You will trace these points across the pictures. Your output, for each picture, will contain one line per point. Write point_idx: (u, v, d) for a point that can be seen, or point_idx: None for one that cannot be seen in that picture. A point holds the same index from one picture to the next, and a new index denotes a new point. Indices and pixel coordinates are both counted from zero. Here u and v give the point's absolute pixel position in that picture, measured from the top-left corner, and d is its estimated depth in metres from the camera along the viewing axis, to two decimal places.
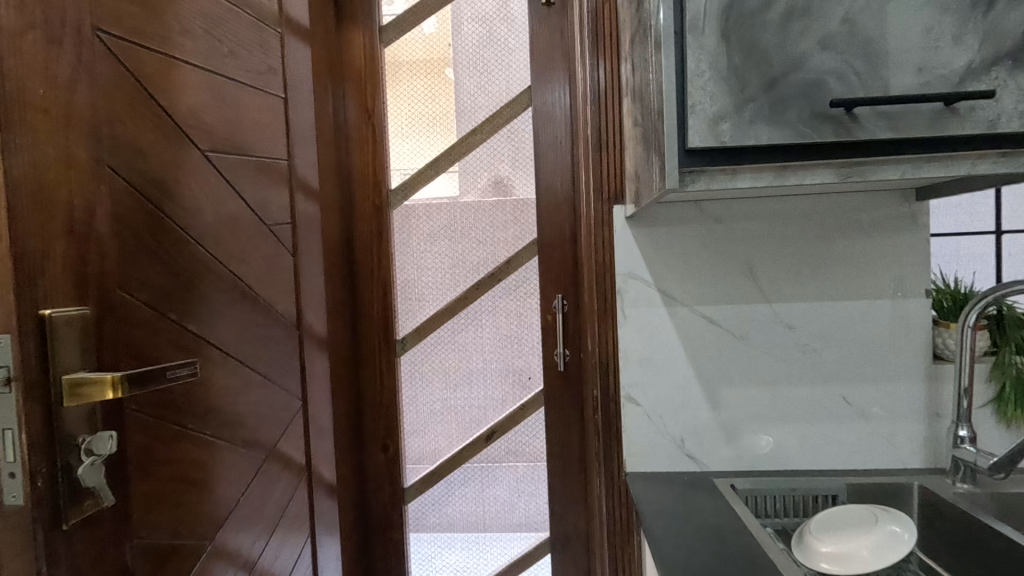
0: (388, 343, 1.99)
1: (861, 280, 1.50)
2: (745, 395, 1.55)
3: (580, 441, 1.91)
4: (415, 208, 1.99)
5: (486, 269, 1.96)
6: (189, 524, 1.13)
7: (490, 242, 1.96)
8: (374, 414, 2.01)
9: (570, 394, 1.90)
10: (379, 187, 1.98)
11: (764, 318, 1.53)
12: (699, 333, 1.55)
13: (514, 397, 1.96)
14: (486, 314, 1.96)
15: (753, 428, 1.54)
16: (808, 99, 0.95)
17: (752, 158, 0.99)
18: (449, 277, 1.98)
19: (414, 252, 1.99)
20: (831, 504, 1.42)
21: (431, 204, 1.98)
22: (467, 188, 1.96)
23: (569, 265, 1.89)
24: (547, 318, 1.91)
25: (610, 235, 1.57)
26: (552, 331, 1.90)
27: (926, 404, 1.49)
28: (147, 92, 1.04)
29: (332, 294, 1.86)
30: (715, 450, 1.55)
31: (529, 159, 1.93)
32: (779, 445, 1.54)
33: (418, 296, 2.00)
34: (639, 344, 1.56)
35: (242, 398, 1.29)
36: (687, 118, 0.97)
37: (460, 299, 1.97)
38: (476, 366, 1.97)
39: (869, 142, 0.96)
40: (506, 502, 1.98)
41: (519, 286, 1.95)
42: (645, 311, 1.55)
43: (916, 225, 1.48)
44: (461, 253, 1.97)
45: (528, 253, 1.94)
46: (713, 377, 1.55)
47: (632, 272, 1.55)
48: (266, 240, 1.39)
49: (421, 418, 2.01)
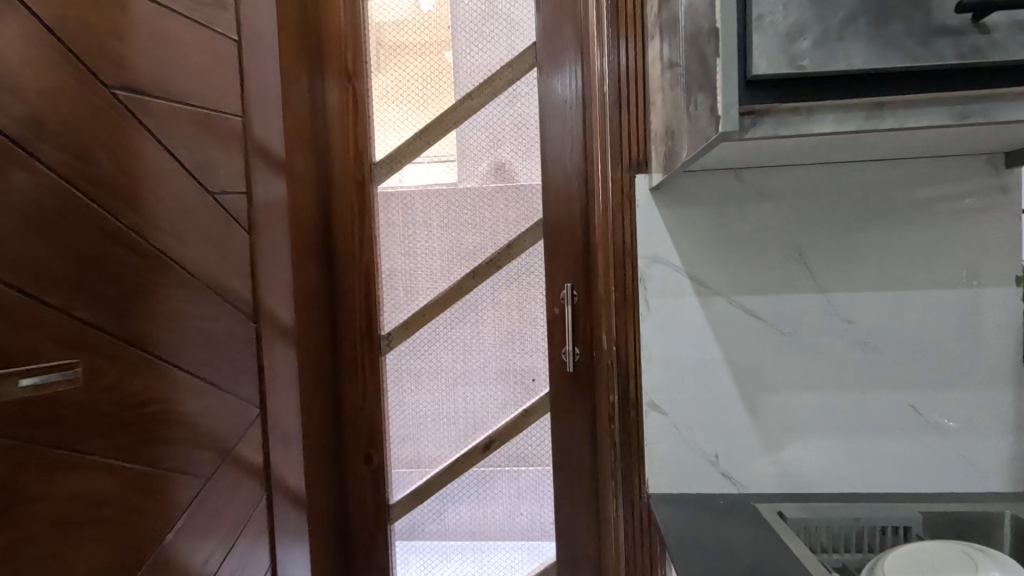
0: (372, 341, 1.74)
1: (936, 265, 1.24)
2: (793, 403, 1.29)
3: (591, 453, 1.67)
4: (403, 186, 1.73)
5: (484, 255, 1.71)
6: (121, 549, 1.04)
7: (489, 225, 1.70)
8: (355, 420, 1.76)
9: (580, 398, 1.66)
10: (360, 161, 1.72)
11: (816, 311, 1.27)
12: (737, 329, 1.29)
13: (516, 401, 1.71)
14: (484, 308, 1.71)
15: (801, 442, 1.29)
16: (920, 5, 0.69)
17: (837, 92, 0.74)
18: (442, 265, 1.73)
19: (401, 237, 1.74)
20: (902, 537, 1.16)
21: (421, 183, 1.73)
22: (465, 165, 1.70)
23: (579, 251, 1.64)
24: (554, 312, 1.66)
25: (631, 213, 1.30)
26: (559, 327, 1.66)
27: (1014, 416, 1.23)
28: (59, 49, 0.94)
29: (304, 285, 1.61)
30: (756, 468, 1.30)
31: (533, 128, 1.66)
32: (833, 463, 1.28)
33: (406, 288, 1.74)
34: (665, 342, 1.30)
35: (169, 402, 1.14)
36: (751, 35, 0.71)
37: (454, 290, 1.72)
38: (473, 368, 1.72)
39: (1002, 67, 0.71)
40: (509, 507, 1.73)
41: (522, 274, 1.69)
42: (671, 302, 1.29)
43: (1006, 199, 1.21)
44: (455, 238, 1.72)
45: (532, 236, 1.69)
46: (754, 382, 1.29)
47: (656, 256, 1.30)
48: (205, 213, 1.24)
49: (409, 424, 1.76)
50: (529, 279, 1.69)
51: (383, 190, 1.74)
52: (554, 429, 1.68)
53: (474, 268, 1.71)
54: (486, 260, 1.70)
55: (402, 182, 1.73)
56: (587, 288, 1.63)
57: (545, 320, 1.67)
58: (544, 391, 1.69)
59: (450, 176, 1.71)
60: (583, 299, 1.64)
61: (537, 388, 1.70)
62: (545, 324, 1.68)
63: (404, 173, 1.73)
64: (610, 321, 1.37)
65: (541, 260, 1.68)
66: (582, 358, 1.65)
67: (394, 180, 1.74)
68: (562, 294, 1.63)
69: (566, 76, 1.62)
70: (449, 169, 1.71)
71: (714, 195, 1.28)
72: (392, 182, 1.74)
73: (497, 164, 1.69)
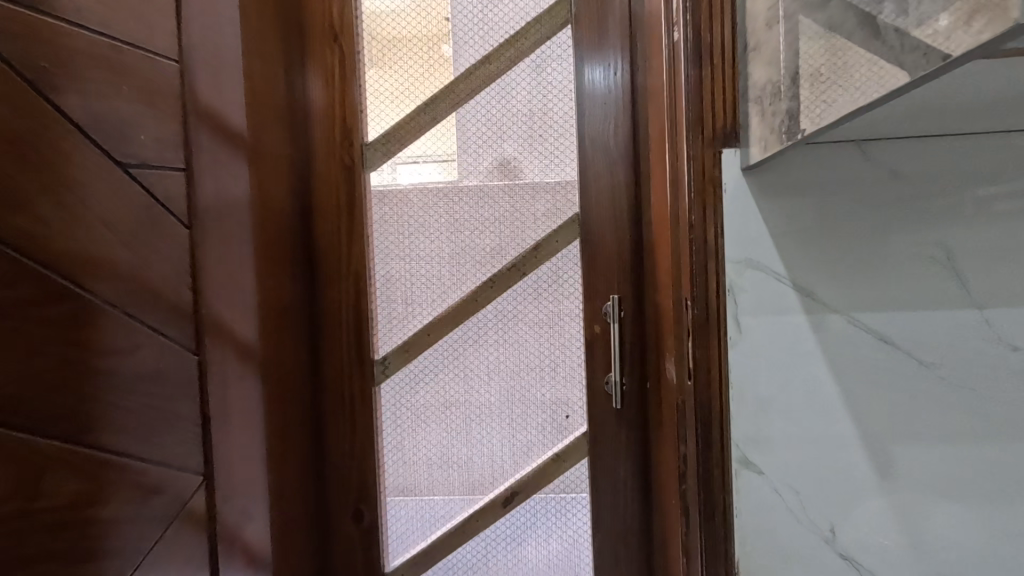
0: (363, 368, 1.38)
1: None
2: (938, 461, 0.95)
3: (646, 504, 1.33)
4: (401, 173, 1.38)
5: (505, 260, 1.36)
6: None
7: (511, 223, 1.36)
8: (342, 467, 1.40)
9: (627, 439, 1.32)
10: (348, 143, 1.37)
11: (971, 335, 0.93)
12: (861, 358, 0.95)
13: (545, 443, 1.36)
14: (505, 326, 1.36)
15: (950, 514, 0.95)
16: None
17: None
18: (451, 273, 1.38)
19: (400, 237, 1.38)
20: None
21: (424, 170, 1.37)
22: (482, 148, 1.36)
23: (625, 253, 1.31)
24: (595, 330, 1.32)
25: (716, 201, 0.96)
26: (602, 349, 1.32)
27: None
28: None
29: (275, 298, 1.25)
30: (888, 548, 0.96)
31: (566, 102, 1.34)
32: (993, 542, 0.95)
33: (407, 301, 1.39)
34: (762, 377, 0.97)
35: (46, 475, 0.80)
36: None
37: (467, 303, 1.37)
38: (491, 401, 1.37)
39: None
40: (528, 545, 1.38)
41: (552, 283, 1.35)
42: (771, 322, 0.96)
43: None
44: (467, 238, 1.37)
45: (566, 235, 1.35)
46: (886, 431, 0.95)
47: (751, 259, 0.96)
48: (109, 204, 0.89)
49: (411, 472, 1.41)
50: (561, 290, 1.34)
51: (378, 179, 1.38)
52: (596, 477, 1.33)
53: (493, 276, 1.36)
54: (507, 266, 1.36)
55: (400, 168, 1.38)
56: (636, 300, 1.31)
57: (584, 340, 1.33)
58: (582, 429, 1.35)
59: (461, 160, 1.36)
60: (632, 313, 1.31)
61: (573, 425, 1.35)
62: (583, 345, 1.33)
63: (402, 158, 1.38)
64: (683, 346, 1.03)
65: (577, 266, 1.34)
66: (630, 387, 1.31)
67: (390, 166, 1.38)
68: (606, 307, 1.30)
69: (608, 37, 1.32)
70: (460, 152, 1.36)
71: (825, 176, 0.95)
72: (388, 170, 1.38)
73: (520, 147, 1.35)
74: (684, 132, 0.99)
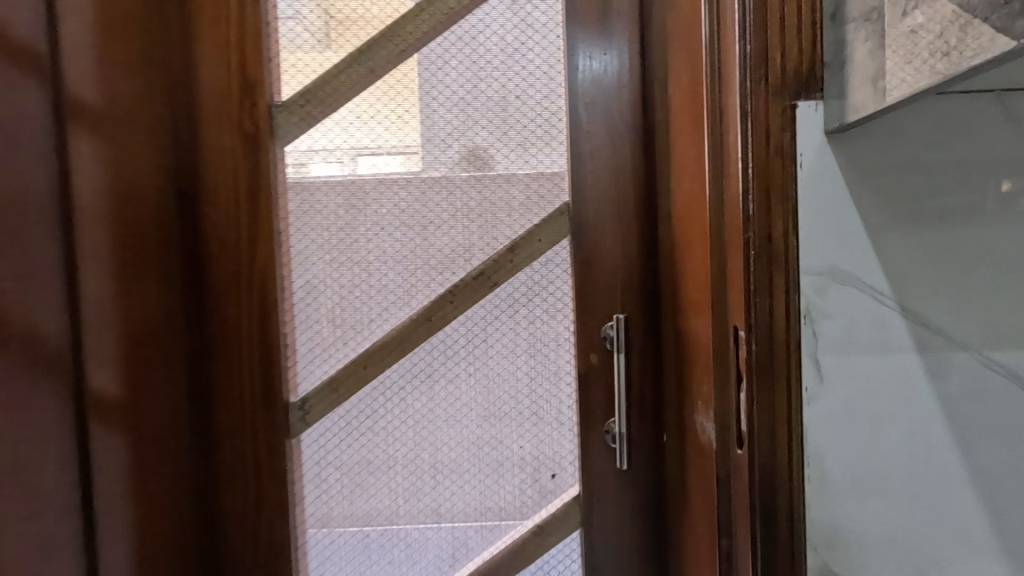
0: (272, 413, 1.00)
1: None
2: None
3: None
4: (331, 156, 1.00)
5: (470, 265, 1.01)
6: None
7: (478, 213, 1.01)
8: (246, 550, 1.02)
9: (631, 502, 1.00)
10: (249, 102, 0.99)
11: None
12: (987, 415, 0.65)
13: (524, 510, 1.02)
14: (471, 356, 1.01)
15: None
16: None
17: None
18: (398, 283, 1.01)
19: (326, 235, 1.01)
20: None
21: (361, 148, 1.00)
22: (446, 117, 1.00)
23: (636, 254, 1.00)
24: (593, 360, 0.99)
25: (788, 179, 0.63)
26: (605, 381, 0.99)
27: None
28: None
29: (134, 321, 0.87)
30: None
31: (550, 54, 1.00)
32: None
33: (337, 322, 1.02)
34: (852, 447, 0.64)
35: None
36: None
37: (419, 323, 1.01)
38: (452, 456, 1.02)
39: None
40: None
41: (532, 298, 1.01)
42: (866, 363, 0.64)
43: None
44: (419, 235, 1.01)
45: (553, 232, 1.00)
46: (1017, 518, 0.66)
47: (837, 270, 0.64)
48: None
49: (343, 553, 1.03)
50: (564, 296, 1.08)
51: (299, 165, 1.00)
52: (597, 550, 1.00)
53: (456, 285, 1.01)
54: (474, 274, 1.00)
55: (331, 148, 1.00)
56: (647, 318, 0.99)
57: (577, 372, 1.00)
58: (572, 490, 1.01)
59: (409, 131, 1.00)
60: (644, 335, 0.99)
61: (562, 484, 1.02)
62: (578, 380, 1.00)
63: (332, 132, 1.00)
64: (728, 396, 0.70)
65: (569, 274, 1.00)
66: (639, 431, 0.99)
67: (315, 147, 1.00)
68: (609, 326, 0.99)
69: None
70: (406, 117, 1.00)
71: (943, 144, 0.64)
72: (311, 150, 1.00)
73: (491, 112, 1.00)
74: (733, 77, 0.66)
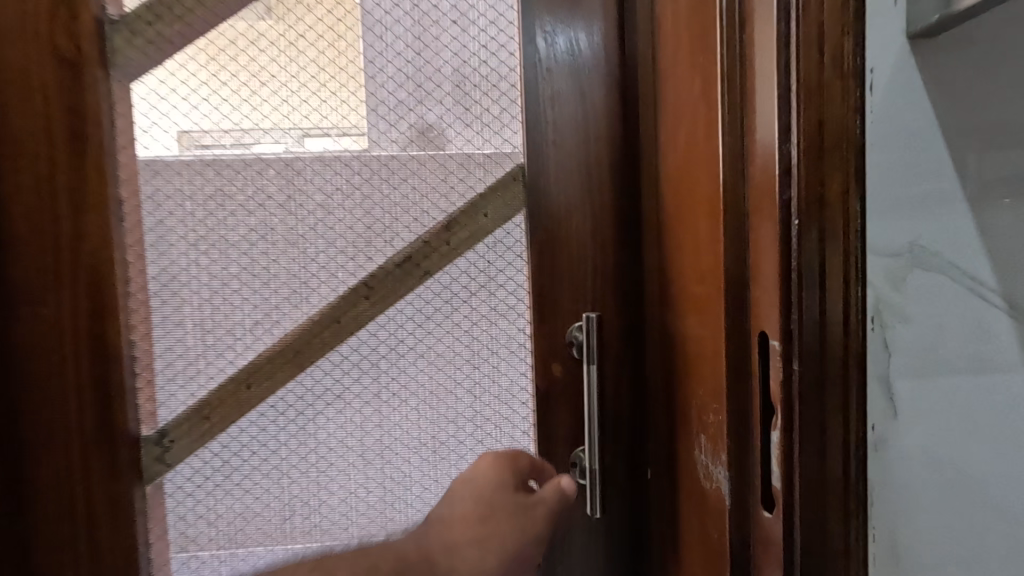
0: (112, 452, 0.72)
1: None
2: None
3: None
4: (266, 131, 0.73)
5: (391, 247, 0.75)
6: None
7: (402, 177, 0.75)
8: None
9: (604, 551, 0.78)
10: (65, 12, 0.69)
11: None
12: None
13: None
14: (396, 368, 0.76)
15: None
16: None
17: None
18: (294, 271, 0.74)
19: (190, 206, 0.73)
20: None
21: (303, 110, 0.73)
22: (384, 79, 0.73)
23: (611, 230, 0.77)
24: (556, 370, 0.77)
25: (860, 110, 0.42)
26: (571, 396, 0.77)
27: None
28: None
29: None
30: None
31: None
32: None
33: (208, 326, 0.74)
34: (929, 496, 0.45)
35: None
36: None
37: (326, 326, 0.75)
38: (374, 500, 0.77)
39: None
40: None
41: (476, 291, 0.76)
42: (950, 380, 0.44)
43: None
44: (322, 205, 0.74)
45: (503, 206, 0.76)
46: None
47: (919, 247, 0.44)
48: None
49: None
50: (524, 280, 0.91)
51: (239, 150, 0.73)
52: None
53: (374, 274, 0.75)
54: (399, 258, 0.75)
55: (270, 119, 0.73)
56: (624, 314, 0.77)
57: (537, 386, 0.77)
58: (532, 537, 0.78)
59: (346, 103, 0.73)
60: (620, 335, 0.77)
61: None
62: (539, 396, 0.77)
63: (264, 97, 0.73)
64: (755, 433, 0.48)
65: (525, 260, 0.76)
66: (613, 458, 0.77)
67: (246, 121, 0.73)
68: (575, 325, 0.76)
69: None
70: (329, 56, 0.73)
71: None
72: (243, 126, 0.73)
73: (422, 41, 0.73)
74: None
